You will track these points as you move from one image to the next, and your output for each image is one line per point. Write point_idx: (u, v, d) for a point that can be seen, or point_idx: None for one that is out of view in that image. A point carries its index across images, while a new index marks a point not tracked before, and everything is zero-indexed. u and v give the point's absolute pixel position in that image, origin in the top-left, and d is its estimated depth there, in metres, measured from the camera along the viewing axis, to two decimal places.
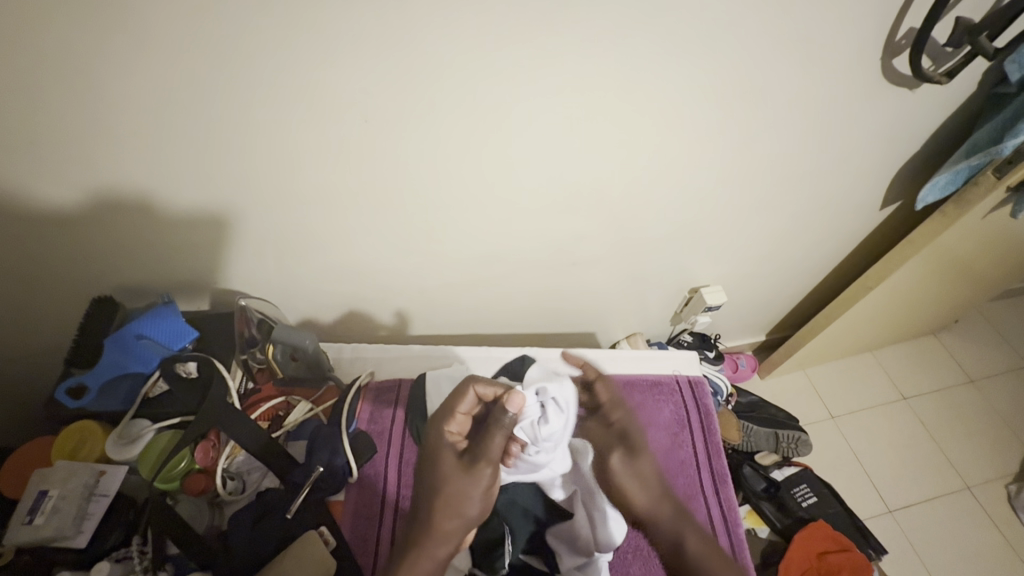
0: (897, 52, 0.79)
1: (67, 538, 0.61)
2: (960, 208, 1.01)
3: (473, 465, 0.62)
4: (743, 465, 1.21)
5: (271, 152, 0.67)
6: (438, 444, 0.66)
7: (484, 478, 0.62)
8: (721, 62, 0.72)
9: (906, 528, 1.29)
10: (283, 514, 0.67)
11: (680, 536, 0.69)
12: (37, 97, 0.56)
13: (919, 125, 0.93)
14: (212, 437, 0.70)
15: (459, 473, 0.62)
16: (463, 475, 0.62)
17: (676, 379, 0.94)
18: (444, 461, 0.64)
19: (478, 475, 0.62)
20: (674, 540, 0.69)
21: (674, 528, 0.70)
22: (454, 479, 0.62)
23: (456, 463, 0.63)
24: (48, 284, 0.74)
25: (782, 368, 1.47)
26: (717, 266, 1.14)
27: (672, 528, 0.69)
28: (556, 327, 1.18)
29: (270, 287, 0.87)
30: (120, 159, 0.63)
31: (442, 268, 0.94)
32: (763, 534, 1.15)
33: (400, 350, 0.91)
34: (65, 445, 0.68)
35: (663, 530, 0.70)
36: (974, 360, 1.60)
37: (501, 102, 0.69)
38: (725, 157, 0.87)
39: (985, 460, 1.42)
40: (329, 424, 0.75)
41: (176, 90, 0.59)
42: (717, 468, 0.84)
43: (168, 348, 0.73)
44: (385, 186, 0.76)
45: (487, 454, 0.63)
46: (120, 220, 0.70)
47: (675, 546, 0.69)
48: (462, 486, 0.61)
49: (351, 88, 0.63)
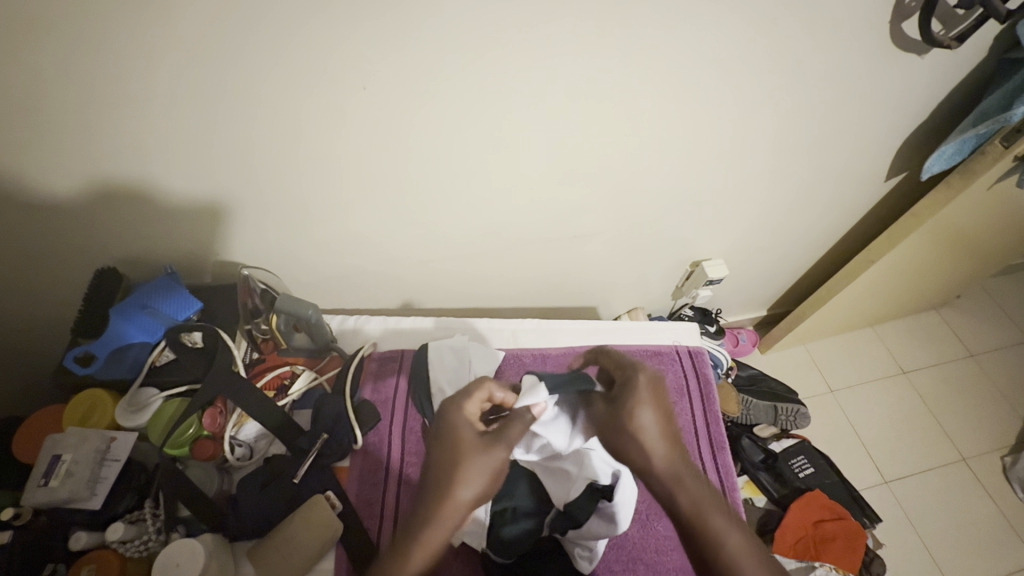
0: (907, 17, 0.77)
1: (81, 500, 0.63)
2: (966, 178, 1.00)
3: (489, 444, 0.53)
4: (741, 436, 1.23)
5: (268, 123, 0.66)
6: (452, 418, 0.55)
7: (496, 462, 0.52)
8: (726, 29, 0.70)
9: (902, 498, 1.31)
10: (291, 479, 0.69)
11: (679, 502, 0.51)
12: (27, 65, 0.54)
13: (928, 91, 0.91)
14: (219, 404, 0.71)
15: (474, 451, 0.52)
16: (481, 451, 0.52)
17: (676, 349, 0.95)
18: (461, 430, 0.53)
19: (491, 455, 0.52)
20: (670, 492, 0.51)
21: (672, 483, 0.51)
22: (468, 451, 0.51)
23: (474, 438, 0.53)
24: (51, 257, 0.74)
25: (782, 342, 1.48)
26: (719, 239, 1.14)
27: (668, 486, 0.52)
28: (557, 301, 1.18)
29: (272, 260, 0.88)
30: (115, 129, 0.62)
31: (444, 241, 0.93)
32: (759, 503, 1.18)
33: (402, 322, 0.92)
34: (74, 414, 0.69)
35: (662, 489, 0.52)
36: (975, 336, 1.61)
37: (499, 68, 0.67)
38: (728, 128, 0.86)
39: (981, 432, 1.43)
40: (333, 392, 0.77)
41: (169, 53, 0.57)
42: (714, 436, 0.85)
43: (172, 318, 0.73)
44: (384, 158, 0.75)
45: (509, 437, 0.55)
46: (120, 194, 0.70)
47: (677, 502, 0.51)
48: (470, 466, 0.50)
49: (351, 61, 0.62)
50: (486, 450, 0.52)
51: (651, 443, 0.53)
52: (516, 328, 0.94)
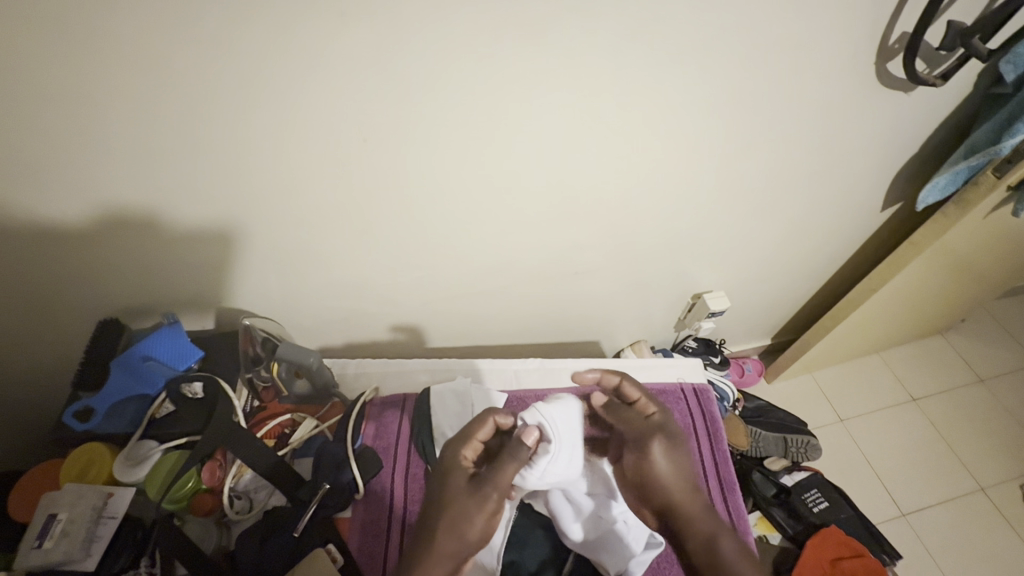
0: (890, 57, 0.79)
1: (75, 562, 0.61)
2: (961, 208, 1.01)
3: (478, 486, 0.57)
4: (753, 471, 1.21)
5: (272, 173, 0.69)
6: (449, 464, 0.60)
7: (489, 501, 0.56)
8: (714, 71, 0.73)
9: (920, 531, 1.27)
10: (290, 533, 0.67)
11: (717, 550, 0.57)
12: (37, 126, 0.57)
13: (918, 125, 0.93)
14: (219, 457, 0.72)
15: (466, 498, 0.56)
16: (467, 492, 0.56)
17: (680, 387, 0.93)
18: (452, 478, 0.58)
19: (482, 498, 0.56)
20: (708, 537, 0.58)
21: (710, 535, 0.59)
22: (460, 497, 0.56)
23: (463, 483, 0.58)
24: (54, 309, 0.75)
25: (787, 372, 1.47)
26: (719, 271, 1.14)
27: (689, 521, 0.61)
28: (560, 336, 1.18)
29: (274, 304, 0.88)
30: (118, 180, 0.64)
31: (445, 281, 0.94)
32: (775, 541, 1.14)
33: (403, 364, 0.91)
34: (72, 468, 0.68)
35: (690, 537, 0.60)
36: (984, 360, 1.59)
37: (496, 114, 0.69)
38: (721, 163, 0.87)
39: (998, 460, 1.40)
40: (334, 439, 0.75)
41: (179, 112, 0.60)
42: (724, 475, 0.84)
43: (173, 368, 0.74)
44: (388, 202, 0.77)
45: (503, 477, 0.59)
46: (124, 247, 0.72)
47: (707, 547, 0.58)
48: (466, 511, 0.55)
49: (351, 109, 0.64)
50: (480, 500, 0.56)
51: (676, 479, 0.63)
52: (518, 368, 0.93)
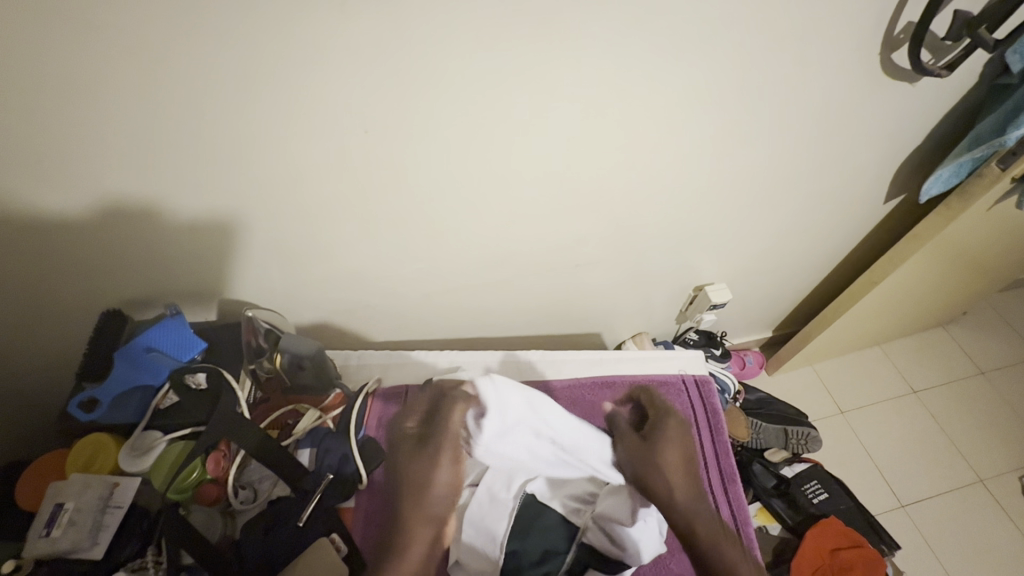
0: (896, 47, 0.78)
1: (83, 550, 0.62)
2: (965, 200, 1.01)
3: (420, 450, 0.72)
4: (752, 462, 1.22)
5: (273, 165, 0.68)
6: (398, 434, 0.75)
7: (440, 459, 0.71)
8: (716, 62, 0.72)
9: (919, 522, 1.28)
10: (296, 523, 0.68)
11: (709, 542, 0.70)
12: (37, 119, 0.57)
13: (922, 116, 0.92)
14: (223, 448, 0.71)
15: (417, 456, 0.72)
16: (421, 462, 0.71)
17: (682, 379, 0.94)
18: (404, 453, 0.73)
19: (427, 455, 0.71)
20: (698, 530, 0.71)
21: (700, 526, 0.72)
22: (414, 469, 0.71)
23: (412, 452, 0.73)
24: (56, 301, 0.76)
25: (789, 364, 1.47)
26: (721, 264, 1.14)
27: (684, 515, 0.72)
28: (561, 328, 1.18)
29: (277, 296, 0.88)
30: (119, 173, 0.64)
31: (447, 273, 0.94)
32: (775, 532, 1.17)
33: (404, 356, 0.92)
34: (78, 458, 0.69)
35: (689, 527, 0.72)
36: (986, 352, 1.59)
37: (498, 106, 0.69)
38: (723, 155, 0.87)
39: (998, 452, 1.41)
40: (336, 431, 0.76)
41: (181, 105, 0.60)
42: (725, 466, 0.84)
43: (176, 359, 0.74)
44: (390, 193, 0.77)
45: (445, 433, 0.72)
46: (127, 239, 0.72)
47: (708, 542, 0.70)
48: (423, 466, 0.71)
49: (353, 101, 0.64)
50: (431, 453, 0.71)
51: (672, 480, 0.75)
52: (520, 359, 0.94)
